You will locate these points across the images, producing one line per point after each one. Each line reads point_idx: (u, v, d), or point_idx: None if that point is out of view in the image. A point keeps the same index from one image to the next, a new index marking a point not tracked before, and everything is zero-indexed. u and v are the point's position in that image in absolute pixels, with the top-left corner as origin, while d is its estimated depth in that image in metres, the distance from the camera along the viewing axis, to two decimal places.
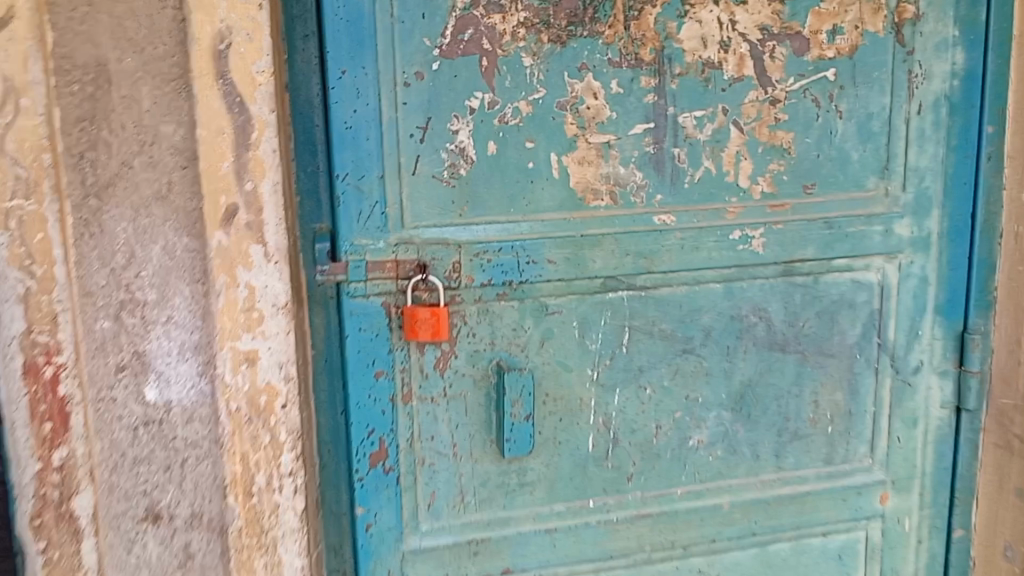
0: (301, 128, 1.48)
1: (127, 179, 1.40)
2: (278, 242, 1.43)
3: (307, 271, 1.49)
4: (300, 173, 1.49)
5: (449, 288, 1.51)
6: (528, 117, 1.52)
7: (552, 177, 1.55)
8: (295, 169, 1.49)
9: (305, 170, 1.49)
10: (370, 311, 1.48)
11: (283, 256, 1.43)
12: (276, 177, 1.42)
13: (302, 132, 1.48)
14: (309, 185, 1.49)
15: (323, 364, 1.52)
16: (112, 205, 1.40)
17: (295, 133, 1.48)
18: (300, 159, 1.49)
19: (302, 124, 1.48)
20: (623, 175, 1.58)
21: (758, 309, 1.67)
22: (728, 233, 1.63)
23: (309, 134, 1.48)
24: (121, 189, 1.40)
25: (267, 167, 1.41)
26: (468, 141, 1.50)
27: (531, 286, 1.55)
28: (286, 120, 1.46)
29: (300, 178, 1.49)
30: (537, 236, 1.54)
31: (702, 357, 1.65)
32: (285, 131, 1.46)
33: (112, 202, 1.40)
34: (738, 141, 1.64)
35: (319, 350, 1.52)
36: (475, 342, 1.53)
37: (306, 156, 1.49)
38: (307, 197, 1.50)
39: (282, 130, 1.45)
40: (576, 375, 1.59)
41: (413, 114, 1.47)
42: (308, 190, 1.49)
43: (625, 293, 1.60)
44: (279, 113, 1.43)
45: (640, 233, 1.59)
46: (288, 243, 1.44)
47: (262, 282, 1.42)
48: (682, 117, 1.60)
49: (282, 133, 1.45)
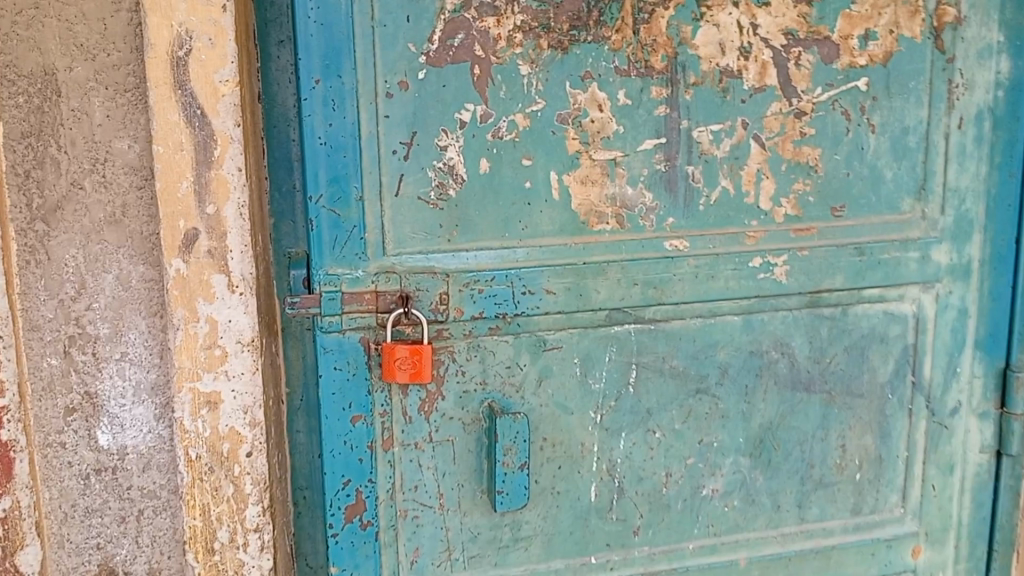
0: (275, 143, 1.33)
1: (76, 201, 1.26)
2: (244, 273, 1.27)
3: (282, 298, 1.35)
4: (273, 193, 1.34)
5: (435, 322, 1.36)
6: (525, 132, 1.36)
7: (551, 199, 1.39)
8: (268, 188, 1.34)
9: (279, 189, 1.34)
10: (346, 348, 1.32)
11: (249, 287, 1.28)
12: (241, 199, 1.26)
13: (276, 148, 1.33)
14: (282, 206, 1.34)
15: (299, 400, 1.37)
16: (60, 230, 1.26)
17: (268, 149, 1.33)
18: (274, 177, 1.33)
19: (276, 139, 1.33)
20: (631, 197, 1.43)
21: (780, 345, 1.53)
22: (746, 261, 1.47)
23: (283, 150, 1.33)
24: (70, 212, 1.26)
25: (231, 188, 1.26)
26: (457, 159, 1.34)
27: (527, 319, 1.39)
28: (258, 135, 1.32)
29: (274, 198, 1.34)
30: (534, 264, 1.38)
31: (717, 398, 1.50)
32: (255, 147, 1.31)
33: (60, 227, 1.26)
34: (759, 157, 1.48)
35: (296, 384, 1.37)
36: (464, 382, 1.38)
37: (282, 174, 1.33)
38: (281, 219, 1.34)
39: (249, 147, 1.28)
40: (577, 418, 1.44)
41: (396, 128, 1.32)
42: (281, 211, 1.34)
43: (633, 326, 1.44)
44: (245, 127, 1.27)
45: (650, 260, 1.43)
46: (255, 272, 1.29)
47: (224, 316, 1.27)
48: (697, 131, 1.44)
49: (251, 150, 1.29)
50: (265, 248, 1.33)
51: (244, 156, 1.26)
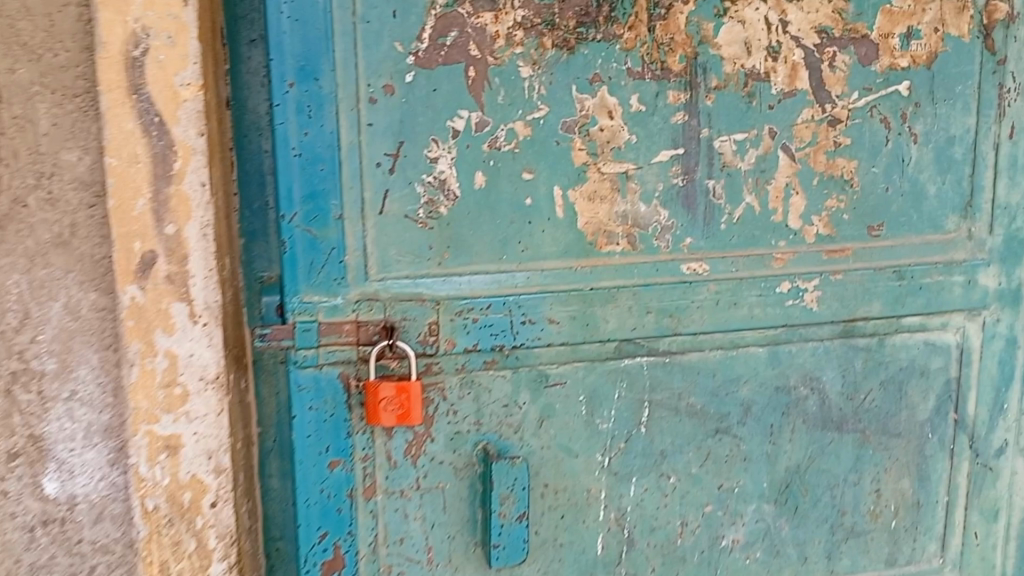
0: (245, 155, 1.18)
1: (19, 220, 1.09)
2: (207, 301, 1.11)
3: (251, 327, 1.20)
4: (243, 210, 1.18)
5: (423, 356, 1.21)
6: (526, 142, 1.21)
7: (555, 217, 1.24)
8: (236, 205, 1.18)
9: (250, 206, 1.18)
10: (323, 386, 1.18)
11: (213, 318, 1.12)
12: (204, 218, 1.09)
13: (246, 160, 1.18)
14: (253, 225, 1.19)
15: (271, 441, 1.24)
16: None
17: (238, 161, 1.17)
18: (243, 192, 1.18)
19: (246, 150, 1.17)
20: (644, 214, 1.28)
21: (810, 379, 1.41)
22: (773, 285, 1.34)
23: (254, 162, 1.18)
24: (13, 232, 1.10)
25: (193, 207, 1.08)
26: (449, 172, 1.19)
27: (528, 351, 1.25)
28: (227, 145, 1.16)
29: (246, 217, 1.19)
30: (536, 290, 1.24)
31: (739, 439, 1.38)
32: (222, 161, 1.15)
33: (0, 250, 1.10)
34: (788, 170, 1.33)
35: (269, 423, 1.24)
36: (456, 422, 1.24)
37: (253, 189, 1.18)
38: (253, 239, 1.19)
39: (213, 158, 1.11)
40: (583, 461, 1.31)
41: (380, 138, 1.16)
42: (252, 231, 1.19)
43: (645, 359, 1.31)
44: (208, 136, 1.09)
45: (665, 285, 1.29)
46: (220, 300, 1.13)
47: (184, 350, 1.11)
48: (719, 141, 1.29)
49: (216, 162, 1.12)
50: (234, 269, 1.18)
51: (208, 169, 1.09)
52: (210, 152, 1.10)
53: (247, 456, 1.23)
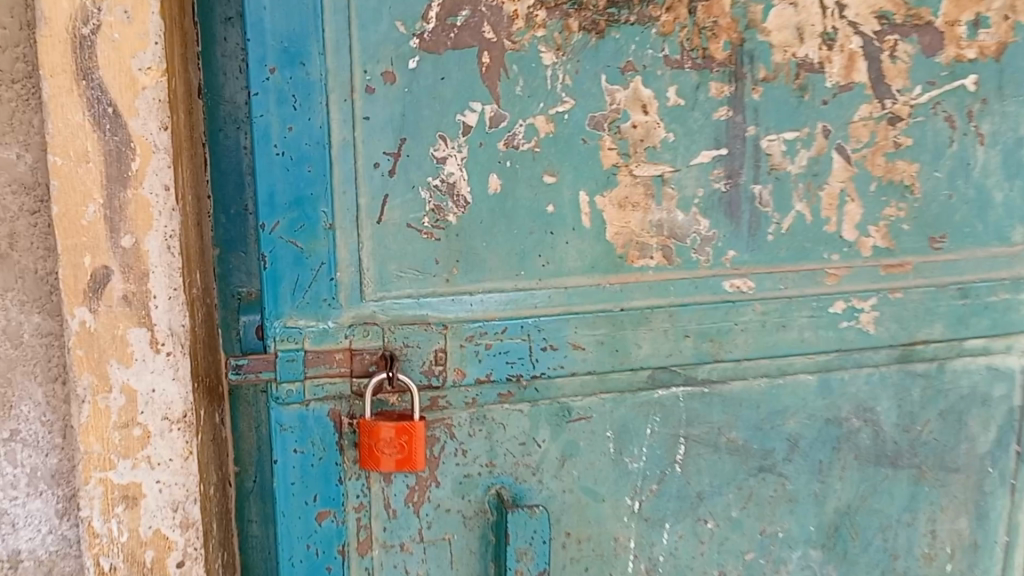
0: (220, 151, 1.00)
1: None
2: (170, 325, 0.93)
3: (229, 350, 1.03)
4: (219, 216, 1.01)
5: (428, 388, 1.04)
6: (547, 140, 1.04)
7: (580, 227, 1.07)
8: (211, 209, 1.00)
9: (226, 211, 1.01)
10: (310, 426, 1.00)
11: (179, 345, 0.94)
12: (167, 228, 0.91)
13: (221, 157, 1.00)
14: (231, 232, 1.01)
15: (253, 482, 1.08)
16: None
17: (213, 158, 1.00)
18: (218, 194, 1.01)
19: (222, 146, 1.00)
20: (682, 224, 1.12)
21: (863, 410, 1.27)
22: (825, 305, 1.20)
23: (230, 160, 1.00)
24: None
25: (154, 214, 0.91)
26: (459, 174, 1.01)
27: (548, 382, 1.09)
28: (198, 140, 0.99)
29: (222, 224, 1.01)
30: (558, 312, 1.07)
31: (785, 477, 1.26)
32: (192, 160, 0.97)
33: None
34: (842, 175, 1.19)
35: (247, 461, 1.07)
36: (466, 464, 1.08)
37: (229, 191, 1.01)
38: (229, 249, 1.02)
39: (181, 158, 0.93)
40: (609, 505, 1.17)
41: (379, 134, 0.98)
42: (229, 240, 1.01)
43: (681, 390, 1.16)
44: (174, 131, 0.91)
45: (705, 305, 1.14)
46: (189, 325, 0.94)
47: (145, 385, 0.94)
48: (766, 141, 1.14)
49: (184, 161, 0.94)
50: (206, 283, 1.01)
51: (173, 170, 0.91)
52: (176, 150, 0.91)
53: (225, 498, 1.07)
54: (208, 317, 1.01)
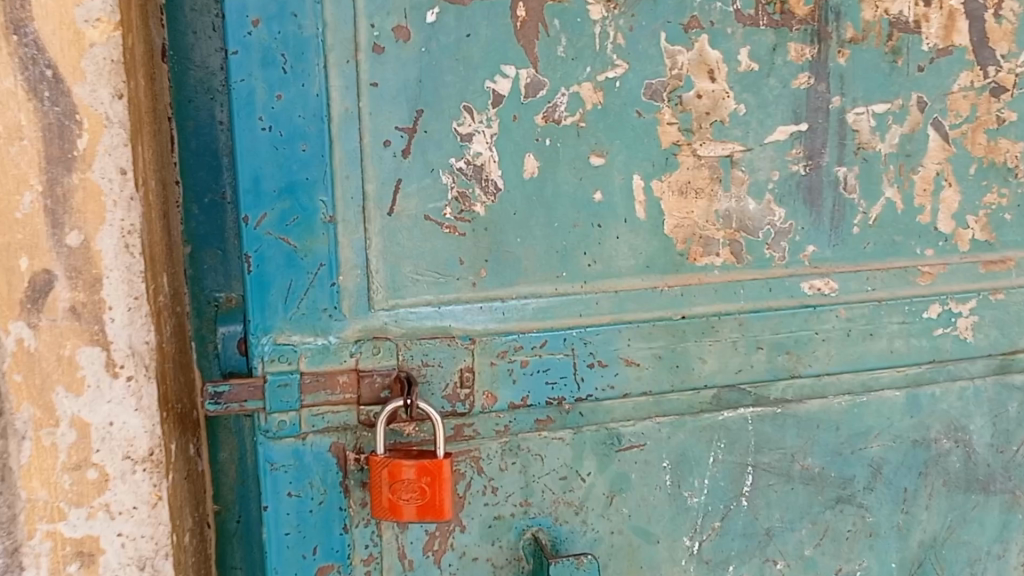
0: (190, 127, 0.83)
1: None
2: (131, 343, 0.76)
3: (204, 366, 0.86)
4: (190, 206, 0.84)
5: (452, 416, 0.86)
6: (595, 113, 0.85)
7: (633, 219, 0.89)
8: (181, 196, 0.83)
9: (199, 200, 0.84)
10: (309, 465, 0.81)
11: (143, 367, 0.77)
12: (125, 222, 0.74)
13: (192, 135, 0.83)
14: (206, 225, 0.84)
15: (238, 521, 0.91)
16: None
17: (181, 136, 0.83)
18: (189, 178, 0.83)
19: (193, 120, 0.83)
20: (754, 214, 0.94)
21: (954, 430, 1.13)
22: (920, 310, 1.04)
23: (204, 138, 0.83)
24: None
25: (106, 204, 0.73)
26: (488, 154, 0.82)
27: (595, 406, 0.92)
28: (163, 114, 0.81)
29: (193, 215, 0.84)
30: (607, 322, 0.89)
31: (864, 509, 1.11)
32: (156, 136, 0.79)
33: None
34: (939, 155, 1.02)
35: (230, 498, 0.91)
36: (497, 503, 0.91)
37: (202, 176, 0.84)
38: (204, 245, 0.85)
39: (141, 135, 0.75)
40: (665, 547, 1.01)
41: (391, 104, 0.78)
42: (204, 233, 0.84)
43: (751, 411, 1.00)
44: (133, 100, 0.73)
45: (782, 311, 0.97)
46: (155, 342, 0.77)
47: (101, 418, 0.76)
48: (853, 114, 0.96)
49: (145, 138, 0.77)
50: (177, 288, 0.83)
51: (133, 149, 0.73)
52: (136, 126, 0.74)
53: (202, 541, 0.89)
54: (179, 330, 0.83)
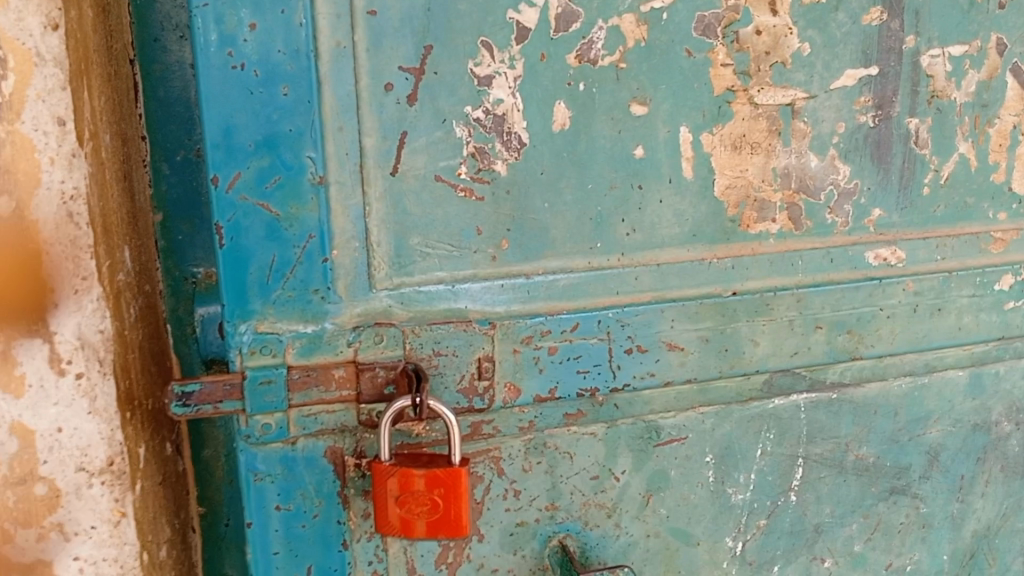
0: (157, 72, 0.69)
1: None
2: (80, 334, 0.62)
3: (182, 354, 0.73)
4: (159, 166, 0.70)
5: (469, 413, 0.73)
6: (636, 51, 0.71)
7: (678, 179, 0.75)
8: (149, 153, 0.70)
9: (169, 158, 0.70)
10: (299, 474, 0.69)
11: (95, 363, 0.63)
12: (65, 184, 0.60)
13: (159, 82, 0.69)
14: (181, 188, 0.71)
15: (227, 526, 0.78)
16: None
17: (147, 84, 0.68)
18: (157, 132, 0.69)
19: (160, 63, 0.68)
20: (815, 172, 0.81)
21: (1017, 412, 1.01)
22: (991, 282, 0.91)
23: (173, 86, 0.69)
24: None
25: (41, 162, 0.59)
26: (511, 102, 0.68)
27: (632, 396, 0.80)
28: (122, 55, 0.66)
29: (164, 177, 0.70)
30: (647, 300, 0.77)
31: (920, 500, 0.99)
32: (113, 80, 0.65)
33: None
34: (1018, 106, 0.87)
35: (217, 500, 0.78)
36: (520, 508, 0.79)
37: (173, 131, 0.70)
38: (177, 212, 0.71)
39: (88, 76, 0.61)
40: (705, 550, 0.89)
41: (393, 38, 0.63)
42: (177, 198, 0.71)
43: (805, 396, 0.88)
44: (71, 33, 0.59)
45: (844, 284, 0.84)
46: (113, 328, 0.64)
47: (46, 424, 0.62)
48: (928, 56, 0.82)
49: (95, 83, 0.62)
50: (144, 262, 0.69)
51: (73, 96, 0.59)
52: (77, 67, 0.60)
53: (187, 549, 0.76)
54: (150, 310, 0.70)
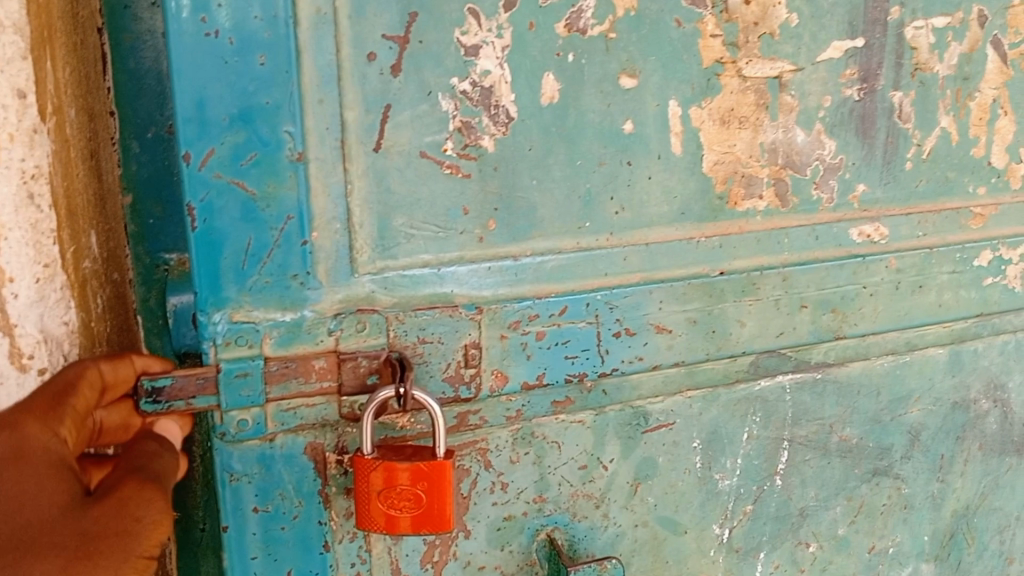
0: (127, 41, 0.63)
1: (139, 467, 0.54)
2: (42, 327, 0.58)
3: (155, 346, 0.69)
4: (129, 143, 0.65)
5: (455, 403, 0.69)
6: (626, 20, 0.68)
7: (669, 155, 0.73)
8: (118, 130, 0.64)
9: (139, 135, 0.65)
10: (278, 474, 0.64)
11: (58, 354, 0.59)
12: (26, 162, 0.55)
13: (129, 53, 0.63)
14: (152, 168, 0.65)
15: (202, 530, 0.72)
16: (136, 508, 0.50)
17: (115, 55, 0.63)
18: (127, 108, 0.64)
19: (131, 33, 0.63)
20: (803, 148, 0.79)
21: (993, 389, 1.01)
22: (970, 258, 0.91)
23: (144, 58, 0.63)
24: (142, 484, 0.52)
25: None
26: (498, 72, 0.64)
27: (621, 381, 0.77)
28: (90, 24, 0.61)
29: (133, 155, 0.65)
30: (636, 282, 0.74)
31: (901, 480, 0.98)
32: (79, 50, 0.60)
33: (158, 510, 0.52)
34: (997, 80, 0.87)
35: (193, 503, 0.71)
36: (507, 502, 0.75)
37: (143, 105, 0.64)
38: (147, 193, 0.66)
39: (53, 45, 0.56)
40: (693, 538, 0.87)
41: (376, 4, 0.59)
42: (148, 179, 0.65)
43: (791, 377, 0.87)
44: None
45: (830, 263, 0.83)
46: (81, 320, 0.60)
47: None
48: (912, 29, 0.81)
49: (60, 52, 0.57)
50: (115, 247, 0.65)
51: (34, 65, 0.54)
52: (41, 35, 0.55)
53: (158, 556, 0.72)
54: (120, 301, 0.66)
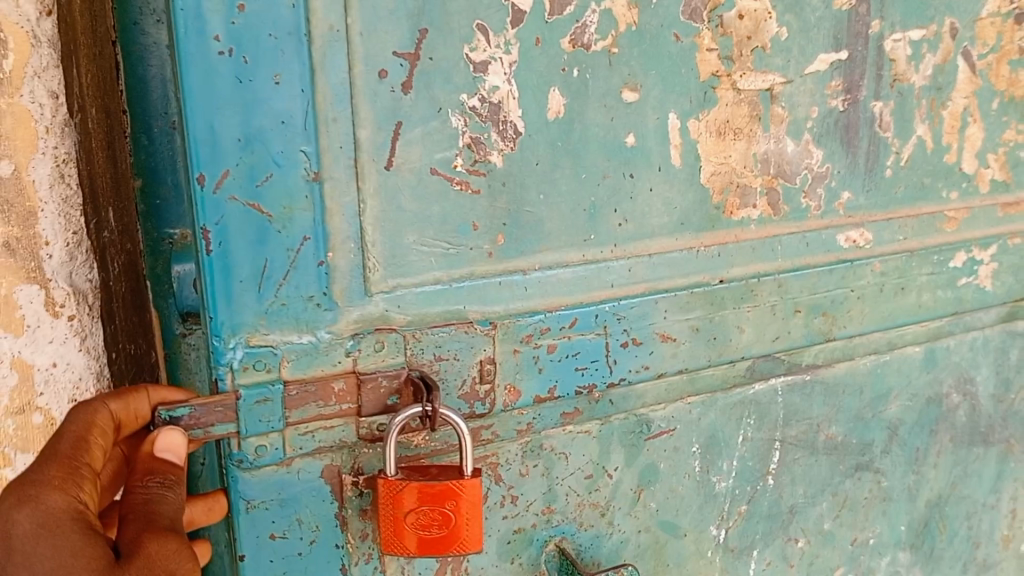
0: (134, 53, 0.62)
1: (154, 517, 0.51)
2: (71, 282, 0.75)
3: (162, 308, 0.67)
4: (137, 137, 0.63)
5: (469, 419, 0.69)
6: (627, 35, 0.69)
7: (668, 166, 0.74)
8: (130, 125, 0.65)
9: (146, 128, 0.63)
10: (295, 498, 0.63)
11: (84, 305, 0.76)
12: (58, 149, 0.71)
13: (137, 62, 0.62)
14: (159, 159, 0.64)
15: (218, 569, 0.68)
16: (167, 561, 0.49)
17: (125, 64, 0.62)
18: (137, 106, 0.63)
19: (138, 45, 0.62)
20: (793, 157, 0.81)
21: (964, 383, 1.05)
22: (946, 260, 0.94)
23: (150, 67, 0.62)
24: (165, 535, 0.50)
25: (38, 131, 0.70)
26: (506, 88, 0.64)
27: (626, 391, 0.78)
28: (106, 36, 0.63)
29: (141, 147, 0.63)
30: (641, 292, 0.75)
31: (881, 474, 1.01)
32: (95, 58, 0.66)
33: (188, 558, 0.50)
34: (967, 89, 0.91)
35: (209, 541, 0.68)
36: (517, 514, 0.75)
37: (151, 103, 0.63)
38: (156, 180, 0.64)
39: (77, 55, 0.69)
40: (692, 540, 0.89)
41: (387, 21, 0.59)
42: (155, 167, 0.64)
43: (783, 380, 0.89)
44: (64, 18, 0.69)
45: (819, 268, 0.85)
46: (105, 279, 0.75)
47: (44, 359, 0.75)
48: (891, 41, 0.83)
49: (82, 61, 0.69)
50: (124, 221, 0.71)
51: (65, 73, 0.71)
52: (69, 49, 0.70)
53: None
54: (127, 265, 0.72)
